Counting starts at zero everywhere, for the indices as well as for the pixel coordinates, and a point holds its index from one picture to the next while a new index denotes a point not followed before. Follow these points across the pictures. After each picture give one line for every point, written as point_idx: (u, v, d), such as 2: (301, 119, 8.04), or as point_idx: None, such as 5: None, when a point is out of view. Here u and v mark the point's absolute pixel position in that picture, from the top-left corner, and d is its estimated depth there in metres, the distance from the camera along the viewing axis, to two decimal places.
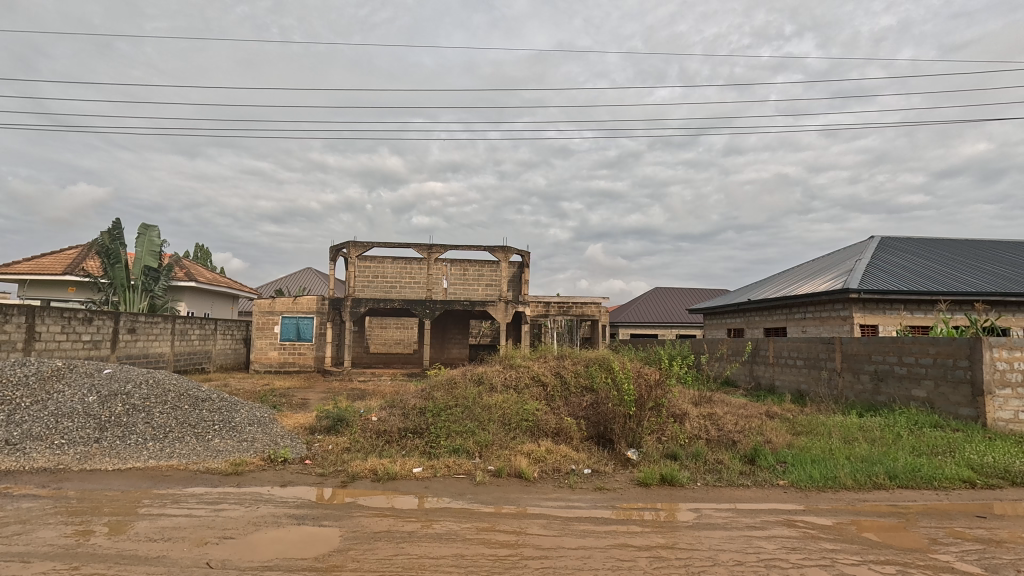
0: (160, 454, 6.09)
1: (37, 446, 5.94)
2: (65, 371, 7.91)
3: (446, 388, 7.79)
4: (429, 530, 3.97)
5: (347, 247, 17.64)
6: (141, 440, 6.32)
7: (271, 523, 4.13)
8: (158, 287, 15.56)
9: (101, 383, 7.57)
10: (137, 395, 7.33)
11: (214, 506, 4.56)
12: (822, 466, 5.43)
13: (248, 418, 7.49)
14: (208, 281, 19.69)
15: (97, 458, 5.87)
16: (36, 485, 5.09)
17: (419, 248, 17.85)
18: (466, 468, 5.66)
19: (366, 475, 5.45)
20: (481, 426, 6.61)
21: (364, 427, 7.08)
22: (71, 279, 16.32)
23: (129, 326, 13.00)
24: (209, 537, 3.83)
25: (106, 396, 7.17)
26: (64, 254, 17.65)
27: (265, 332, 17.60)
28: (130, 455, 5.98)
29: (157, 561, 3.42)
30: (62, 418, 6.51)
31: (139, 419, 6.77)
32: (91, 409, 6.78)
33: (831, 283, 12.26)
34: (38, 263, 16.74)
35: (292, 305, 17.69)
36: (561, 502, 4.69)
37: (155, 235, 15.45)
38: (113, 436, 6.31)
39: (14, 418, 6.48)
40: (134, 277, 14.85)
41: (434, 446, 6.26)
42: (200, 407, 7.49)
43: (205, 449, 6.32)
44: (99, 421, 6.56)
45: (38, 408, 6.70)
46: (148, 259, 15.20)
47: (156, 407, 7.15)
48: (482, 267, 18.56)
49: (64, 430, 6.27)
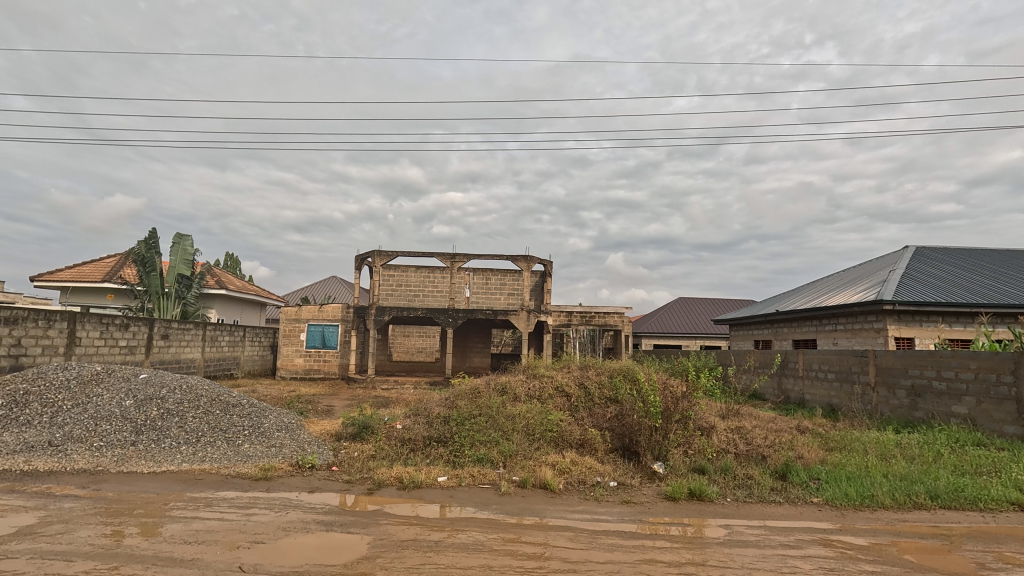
0: (192, 458, 6.24)
1: (77, 448, 6.15)
2: (104, 375, 8.19)
3: (470, 397, 7.80)
4: (455, 539, 3.97)
5: (372, 256, 17.92)
6: (175, 444, 6.49)
7: (300, 528, 4.18)
8: (191, 295, 16.02)
9: (136, 387, 7.81)
10: (172, 400, 7.55)
11: (244, 510, 4.65)
12: (857, 484, 5.24)
13: (276, 424, 7.61)
14: (237, 289, 20.20)
15: (133, 460, 6.03)
16: (76, 486, 5.27)
17: (442, 257, 17.99)
18: (491, 479, 5.65)
19: (392, 483, 5.48)
20: (505, 435, 6.59)
21: (389, 435, 7.12)
22: (109, 287, 16.94)
23: (162, 332, 13.38)
24: (240, 541, 3.90)
25: (142, 400, 7.40)
26: (103, 262, 18.34)
27: (291, 339, 17.94)
28: (164, 458, 6.14)
29: (192, 564, 3.49)
30: (101, 421, 6.73)
31: (173, 423, 6.96)
32: (128, 413, 7.02)
33: (863, 295, 11.90)
34: (79, 271, 17.42)
35: (318, 313, 17.99)
36: (587, 515, 4.63)
37: (188, 244, 15.92)
38: (147, 439, 6.49)
39: (57, 421, 6.74)
40: (168, 285, 15.34)
41: (458, 455, 6.26)
42: (230, 412, 7.66)
43: (235, 454, 6.44)
44: (135, 425, 6.77)
45: (79, 411, 6.95)
46: (181, 267, 15.72)
47: (189, 412, 7.34)
48: (505, 275, 18.57)
49: (102, 433, 6.48)
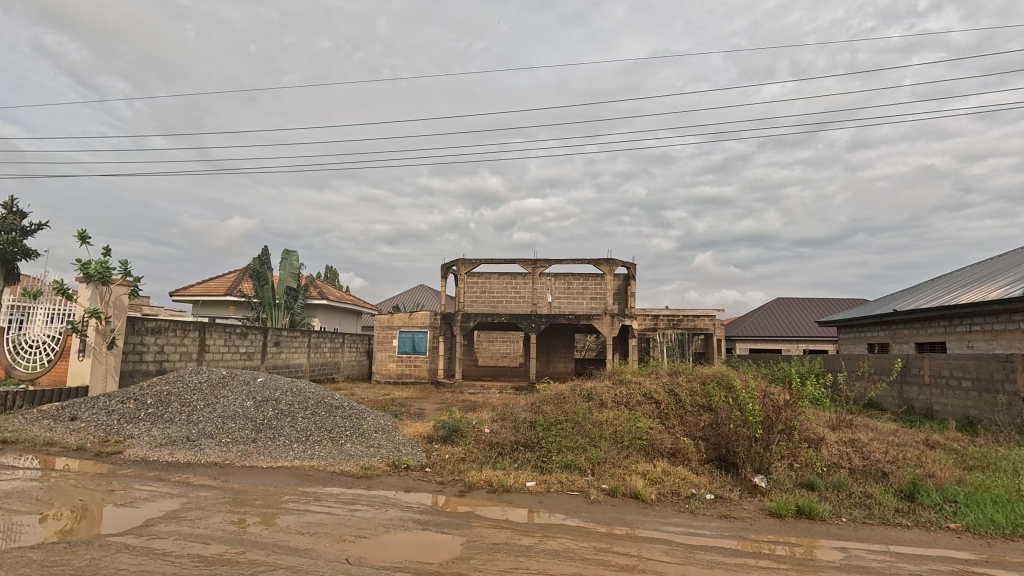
0: (303, 455, 6.81)
1: (209, 443, 6.95)
2: (229, 378, 9.21)
3: (556, 403, 7.78)
4: (546, 545, 3.97)
5: (457, 264, 18.55)
6: (288, 442, 7.13)
7: (398, 526, 4.40)
8: (297, 305, 17.54)
9: (255, 390, 8.67)
10: (284, 401, 8.31)
11: (349, 506, 4.99)
12: (1007, 510, 4.54)
13: (374, 425, 8.10)
14: (337, 299, 21.82)
15: (254, 455, 6.71)
16: (209, 477, 5.95)
17: (524, 263, 18.18)
18: (580, 486, 5.59)
19: (482, 486, 5.60)
20: (593, 442, 6.50)
21: (477, 438, 7.30)
22: (231, 299, 19.02)
23: (274, 340, 14.76)
24: (346, 534, 4.19)
25: (260, 400, 8.22)
26: (226, 277, 20.65)
27: (385, 345, 19.03)
28: (279, 455, 6.76)
29: (306, 553, 3.80)
30: (227, 420, 7.57)
31: (286, 422, 7.65)
32: (249, 412, 7.82)
33: (1005, 291, 10.34)
34: (207, 286, 19.75)
35: (408, 320, 18.92)
36: (683, 528, 4.43)
37: (294, 259, 17.47)
38: (265, 437, 7.19)
39: (193, 418, 7.68)
40: (279, 296, 16.94)
41: (545, 461, 6.27)
42: (334, 414, 8.27)
43: (338, 452, 6.94)
44: (255, 423, 7.53)
45: (210, 410, 7.87)
46: (289, 280, 17.28)
47: (299, 412, 8.03)
48: (587, 279, 18.37)
49: (229, 430, 7.28)
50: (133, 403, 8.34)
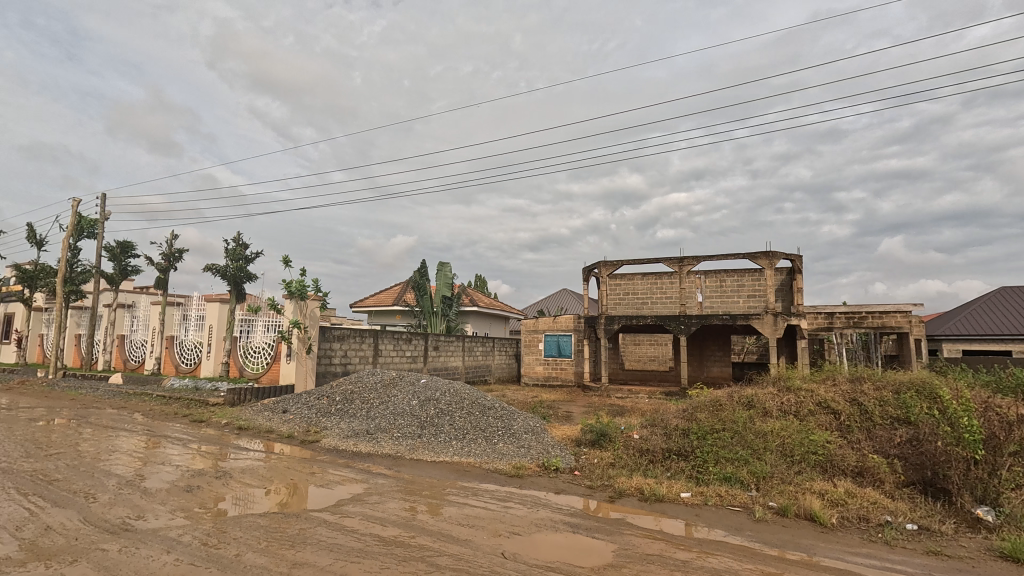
0: (461, 451, 7.36)
1: (384, 437, 7.90)
2: (398, 379, 10.36)
3: (711, 410, 7.25)
4: (705, 562, 3.72)
5: (599, 267, 18.39)
6: (448, 439, 7.77)
7: (550, 526, 4.50)
8: (452, 312, 19.03)
9: (419, 390, 9.62)
10: (444, 401, 9.08)
11: (503, 503, 5.25)
12: None
13: (524, 426, 8.40)
14: (486, 306, 23.16)
15: (420, 449, 7.44)
16: (385, 466, 6.75)
17: (670, 262, 17.31)
18: (742, 501, 5.13)
19: (633, 493, 5.46)
20: (755, 454, 5.92)
21: (626, 444, 7.13)
22: (397, 308, 21.36)
23: (434, 344, 16.19)
24: (502, 530, 4.41)
25: (424, 400, 9.11)
26: (393, 289, 23.27)
27: (532, 349, 19.64)
28: (441, 450, 7.39)
29: (466, 543, 4.09)
30: (398, 416, 8.54)
31: (445, 420, 8.36)
32: (415, 410, 8.71)
33: None
34: (378, 298, 22.48)
35: (553, 324, 19.29)
36: (875, 561, 3.79)
37: (448, 270, 18.98)
38: (429, 433, 7.94)
39: (371, 414, 8.81)
40: (436, 305, 18.55)
41: (701, 472, 5.88)
42: (487, 414, 8.77)
43: (492, 451, 7.35)
44: (420, 420, 8.37)
45: (384, 408, 8.95)
46: (444, 289, 18.84)
47: (456, 412, 8.71)
48: (743, 275, 16.84)
49: (399, 426, 8.20)
50: (326, 400, 9.85)
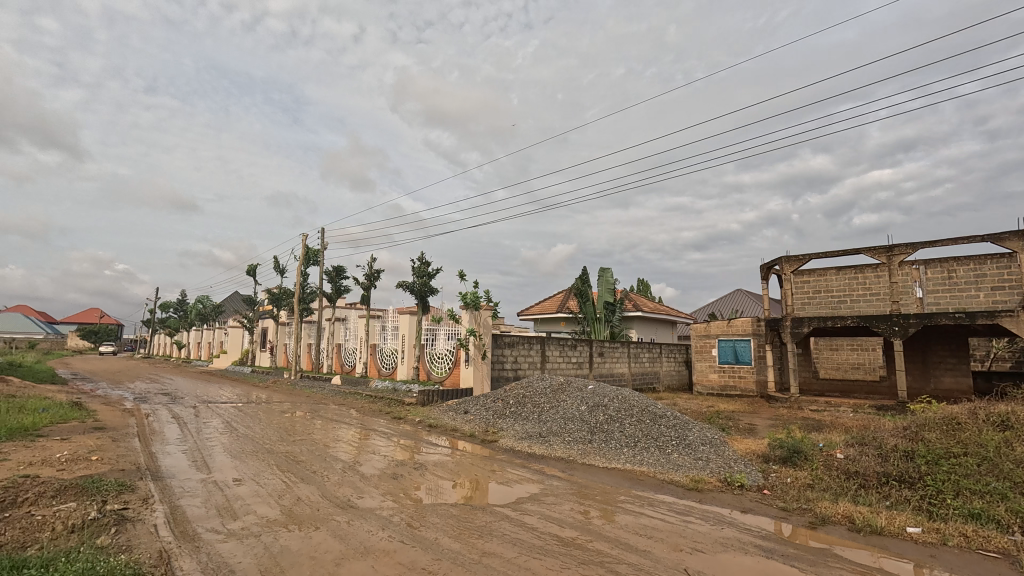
0: (634, 459, 7.21)
1: (556, 440, 8.15)
2: (566, 385, 10.61)
3: (945, 429, 5.94)
4: None
5: (779, 264, 16.39)
6: (619, 446, 7.69)
7: (738, 547, 4.15)
8: (615, 318, 18.81)
9: (588, 396, 9.69)
10: (613, 407, 9.04)
11: (682, 516, 5.00)
12: None
13: (700, 437, 7.89)
14: (651, 310, 22.35)
15: (592, 455, 7.48)
16: (559, 469, 6.94)
17: (874, 253, 14.67)
18: (1000, 546, 4.08)
19: (841, 521, 4.73)
20: (1018, 489, 4.67)
21: (828, 464, 6.22)
22: (561, 316, 21.86)
23: (599, 350, 16.16)
24: (684, 545, 4.20)
25: (593, 406, 9.18)
26: (556, 297, 23.90)
27: (704, 355, 18.33)
28: (613, 457, 7.34)
29: (646, 555, 3.99)
30: (568, 421, 8.75)
31: (616, 427, 8.30)
32: (584, 416, 8.82)
33: None
34: (543, 306, 23.31)
35: (727, 328, 17.78)
36: None
37: (610, 275, 18.81)
38: (599, 439, 7.96)
39: (543, 418, 9.17)
40: (599, 311, 18.52)
41: (936, 505, 4.83)
42: (659, 422, 8.46)
43: (667, 461, 7.05)
44: (590, 426, 8.45)
45: (554, 412, 9.25)
46: (606, 295, 18.73)
47: (626, 419, 8.59)
48: (982, 262, 13.54)
49: (570, 430, 8.39)
50: (501, 403, 10.52)
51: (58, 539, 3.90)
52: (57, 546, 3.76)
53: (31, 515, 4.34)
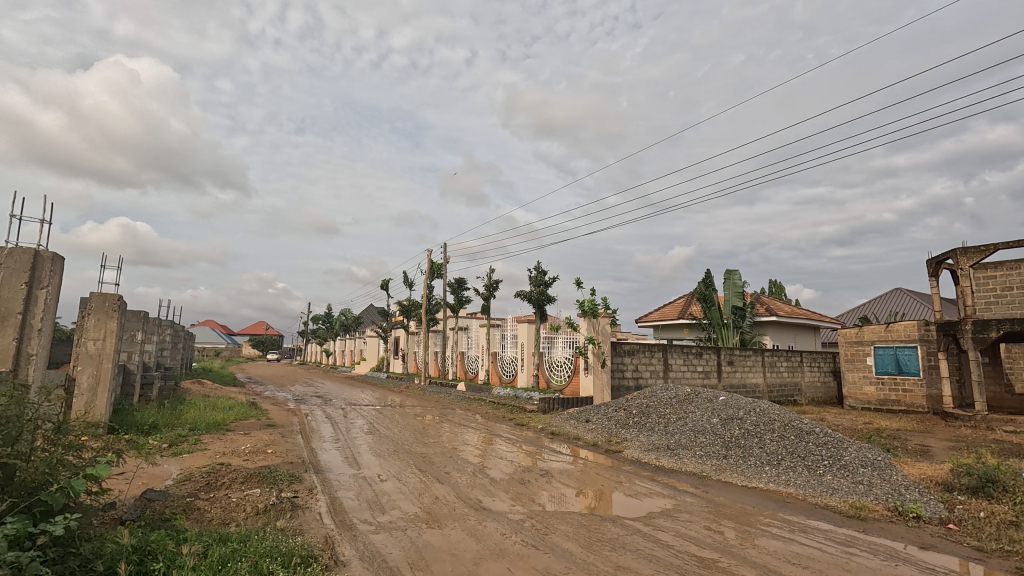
0: (778, 479, 6.57)
1: (686, 454, 7.75)
2: (694, 396, 10.05)
3: None
4: None
5: (953, 257, 13.97)
6: (759, 463, 7.07)
7: None
8: (746, 324, 17.41)
9: (719, 408, 9.07)
10: (749, 421, 8.37)
11: (843, 547, 4.44)
12: None
13: (859, 458, 6.96)
14: (788, 315, 20.30)
15: (728, 471, 6.97)
16: (692, 485, 6.56)
17: None
18: None
19: None
20: None
21: None
22: (684, 322, 20.77)
23: (728, 359, 15.04)
24: None
25: (726, 419, 8.59)
26: (677, 302, 22.79)
27: (856, 364, 16.19)
28: (753, 475, 6.76)
29: None
30: (699, 435, 8.28)
31: (754, 443, 7.66)
32: (717, 430, 8.27)
33: None
34: (663, 312, 22.37)
35: (885, 334, 15.52)
36: None
37: (737, 278, 17.46)
38: (735, 455, 7.41)
39: (671, 430, 8.78)
40: (726, 316, 17.28)
41: None
42: (806, 439, 7.62)
43: (819, 483, 6.32)
44: (724, 440, 7.91)
45: (683, 424, 8.82)
46: (734, 299, 17.43)
47: (766, 434, 7.88)
48: None
49: (701, 444, 7.94)
50: (624, 412, 10.27)
51: (249, 518, 4.60)
52: (249, 524, 4.43)
53: (228, 497, 5.18)
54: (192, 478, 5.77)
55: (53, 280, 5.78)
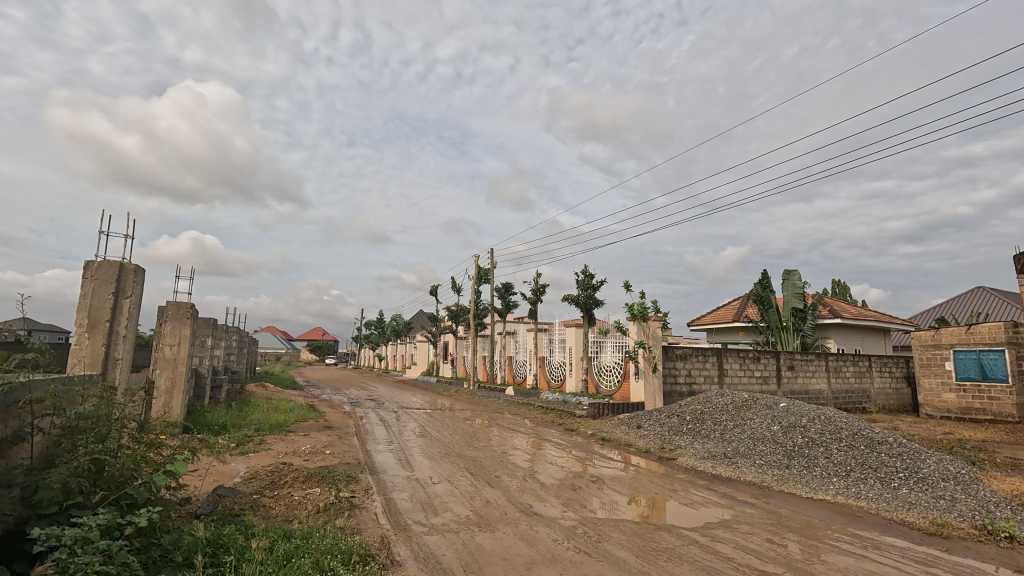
0: (847, 492, 6.18)
1: (745, 463, 7.43)
2: (752, 402, 9.64)
3: None
4: None
5: None
6: (825, 474, 6.69)
7: None
8: (807, 326, 16.53)
9: (780, 415, 8.67)
10: (813, 429, 7.94)
11: (923, 567, 4.12)
12: None
13: (940, 471, 6.43)
14: (854, 316, 19.12)
15: (791, 482, 6.62)
16: (752, 496, 6.28)
17: None
18: None
19: None
20: None
21: None
22: (739, 325, 19.96)
23: (789, 363, 14.30)
24: None
25: (787, 426, 8.20)
26: (732, 305, 21.95)
27: (932, 369, 15.04)
28: (818, 487, 6.39)
29: None
30: (758, 443, 7.94)
31: (819, 453, 7.26)
32: (778, 438, 7.91)
33: None
34: (717, 315, 21.60)
35: (966, 337, 14.31)
36: None
37: (797, 278, 16.62)
38: (799, 465, 7.04)
39: (728, 438, 8.47)
40: (785, 319, 16.50)
41: None
42: (878, 449, 7.14)
43: (893, 497, 5.90)
44: (786, 449, 7.54)
45: (741, 432, 8.49)
46: (794, 300, 16.60)
47: (833, 444, 7.45)
48: None
49: (761, 453, 7.60)
50: (677, 418, 9.98)
51: (311, 516, 4.80)
52: (311, 522, 4.62)
53: (291, 495, 5.43)
54: (258, 476, 6.09)
55: (135, 290, 6.26)
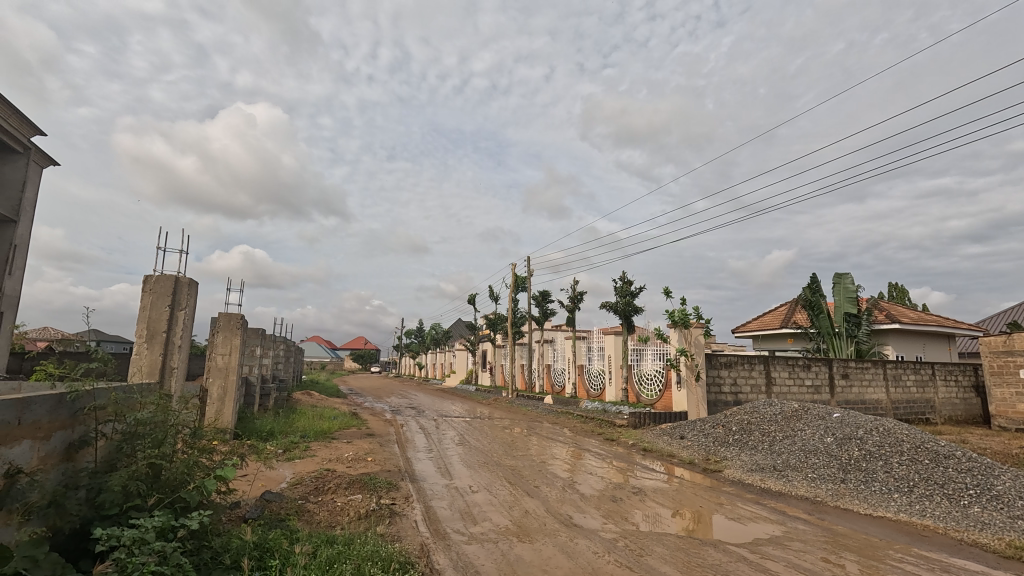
0: (910, 509, 5.79)
1: (797, 476, 7.08)
2: (802, 412, 9.22)
3: None
4: None
5: None
6: (885, 490, 6.29)
7: None
8: (862, 332, 15.68)
9: (834, 427, 8.22)
10: (871, 441, 7.50)
11: None
12: None
13: (1016, 488, 5.92)
14: (913, 321, 18.03)
15: (847, 498, 6.26)
16: (804, 511, 5.97)
17: None
18: None
19: None
20: None
21: None
22: (788, 331, 19.15)
23: (843, 372, 13.59)
24: None
25: (842, 438, 7.78)
26: (779, 311, 21.10)
27: (1005, 378, 13.96)
28: (878, 503, 6.01)
29: None
30: (810, 455, 7.58)
31: (878, 467, 6.84)
32: (833, 451, 7.50)
33: None
34: (763, 321, 20.82)
35: None
36: None
37: (849, 281, 15.81)
38: (856, 479, 6.65)
39: (776, 449, 8.12)
40: (837, 324, 15.72)
41: None
42: (944, 464, 6.65)
43: (963, 516, 5.47)
44: (841, 462, 7.15)
45: (791, 443, 8.13)
46: (847, 305, 15.77)
47: (894, 457, 7.00)
48: None
49: (813, 465, 7.25)
50: (722, 429, 9.63)
51: (353, 523, 4.89)
52: (353, 528, 4.72)
53: (334, 501, 5.56)
54: (303, 481, 6.26)
55: (190, 302, 6.60)
